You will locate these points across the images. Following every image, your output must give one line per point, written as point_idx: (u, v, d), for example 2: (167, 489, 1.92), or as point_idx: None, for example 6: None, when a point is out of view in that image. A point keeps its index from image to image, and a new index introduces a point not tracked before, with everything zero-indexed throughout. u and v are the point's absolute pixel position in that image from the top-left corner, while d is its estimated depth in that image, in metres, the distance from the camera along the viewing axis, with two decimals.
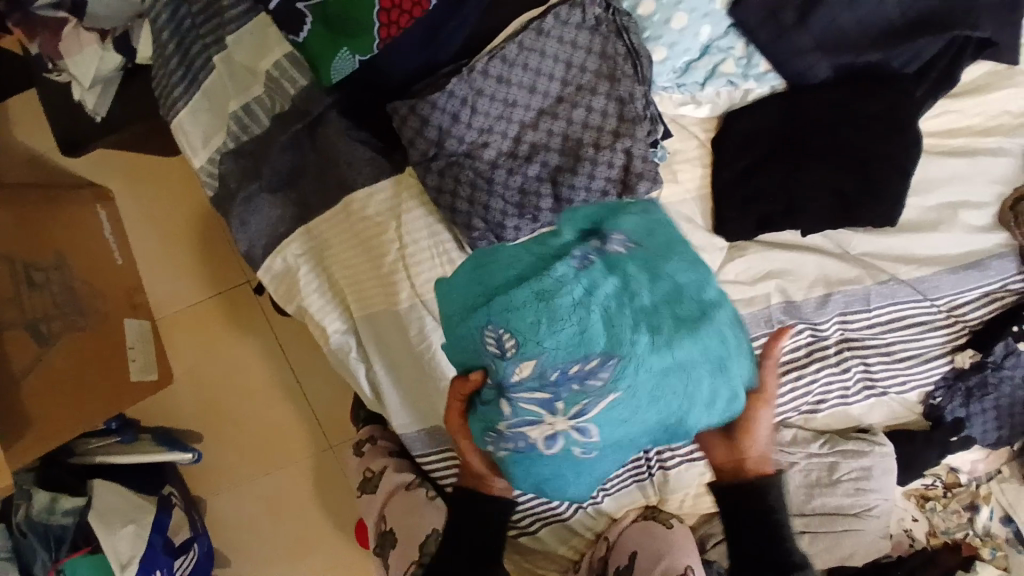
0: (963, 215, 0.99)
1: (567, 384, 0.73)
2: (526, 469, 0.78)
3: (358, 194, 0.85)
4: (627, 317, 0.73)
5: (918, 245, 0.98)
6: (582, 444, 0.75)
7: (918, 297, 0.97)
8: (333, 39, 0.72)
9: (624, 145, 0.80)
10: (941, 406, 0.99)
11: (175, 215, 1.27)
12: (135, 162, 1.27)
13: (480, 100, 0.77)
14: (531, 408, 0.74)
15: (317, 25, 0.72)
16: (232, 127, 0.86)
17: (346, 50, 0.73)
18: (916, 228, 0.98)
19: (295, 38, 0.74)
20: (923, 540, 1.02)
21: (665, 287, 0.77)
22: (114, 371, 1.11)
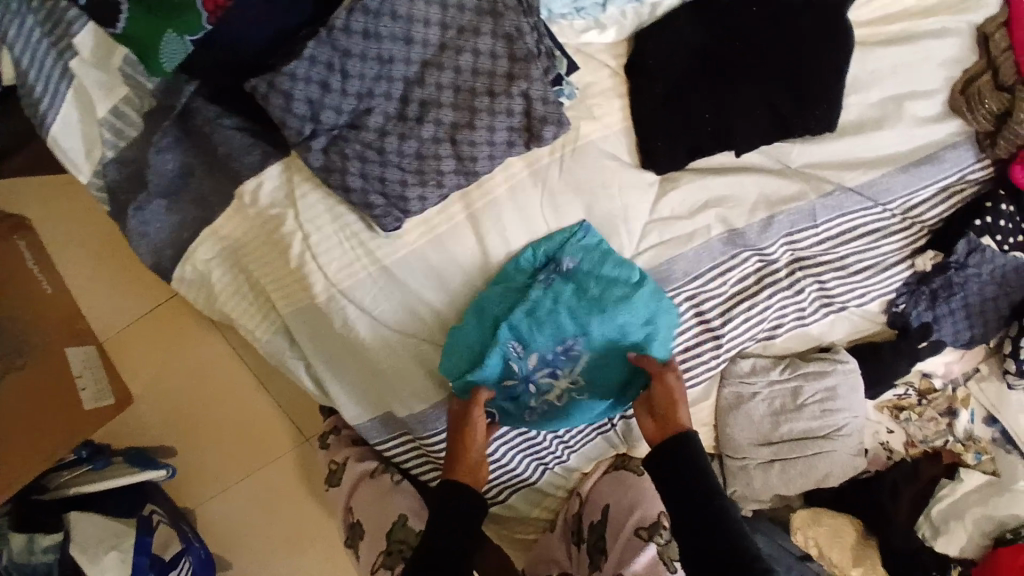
0: (909, 107, 0.90)
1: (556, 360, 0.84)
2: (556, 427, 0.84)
3: (247, 186, 0.80)
4: (588, 300, 0.83)
5: (864, 148, 0.90)
6: (585, 398, 0.84)
7: (871, 205, 0.91)
8: (154, 23, 0.66)
9: (521, 89, 0.73)
10: (906, 312, 0.94)
11: (103, 236, 1.24)
12: (50, 184, 1.23)
13: (350, 62, 0.68)
14: (545, 378, 0.84)
15: (134, 12, 0.65)
16: (106, 135, 0.82)
17: (171, 32, 0.66)
18: (859, 129, 0.90)
19: (115, 30, 0.67)
20: (901, 452, 0.96)
21: (602, 279, 0.83)
22: (63, 403, 1.08)
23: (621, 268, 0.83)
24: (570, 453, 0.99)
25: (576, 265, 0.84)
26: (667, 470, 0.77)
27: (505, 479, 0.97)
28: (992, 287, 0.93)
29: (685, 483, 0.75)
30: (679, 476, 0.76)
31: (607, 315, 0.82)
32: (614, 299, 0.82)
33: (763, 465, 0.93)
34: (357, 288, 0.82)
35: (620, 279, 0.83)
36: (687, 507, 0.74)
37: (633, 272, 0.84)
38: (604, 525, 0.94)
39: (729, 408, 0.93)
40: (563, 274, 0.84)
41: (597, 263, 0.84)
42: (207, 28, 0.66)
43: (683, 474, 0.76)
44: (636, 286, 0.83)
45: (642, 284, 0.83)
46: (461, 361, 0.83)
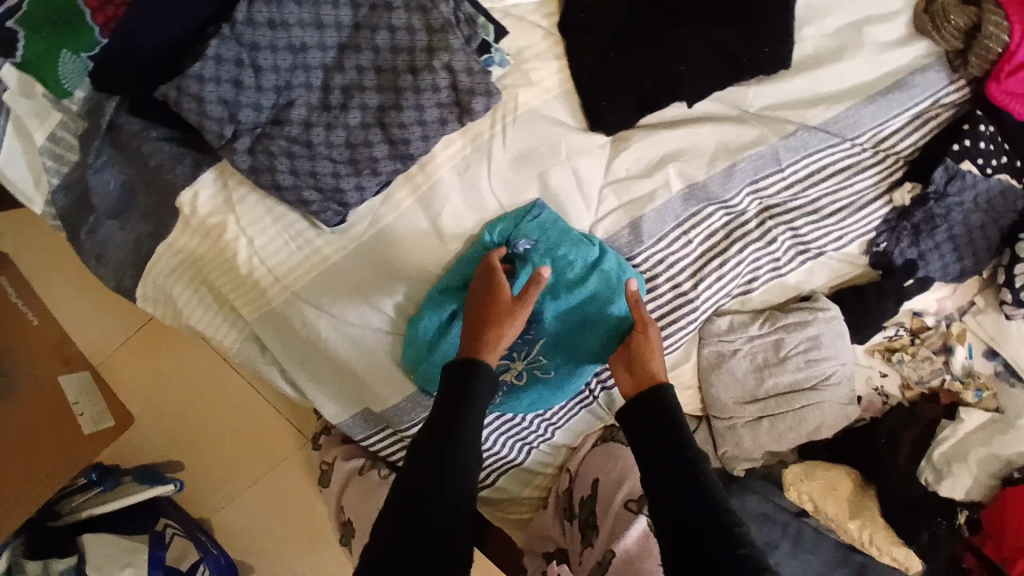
0: (871, 33, 0.84)
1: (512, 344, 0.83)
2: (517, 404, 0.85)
3: (183, 197, 0.79)
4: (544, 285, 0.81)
5: (829, 80, 0.84)
6: (542, 373, 0.84)
7: (840, 141, 0.85)
8: (48, 43, 0.65)
9: (443, 61, 0.69)
10: (888, 251, 0.90)
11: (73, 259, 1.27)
12: (26, 221, 1.27)
13: (259, 54, 0.67)
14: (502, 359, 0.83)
15: (28, 39, 0.66)
16: (48, 162, 0.82)
17: (66, 51, 0.66)
18: (819, 61, 0.84)
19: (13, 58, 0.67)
20: (897, 395, 0.93)
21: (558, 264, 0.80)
22: (62, 428, 1.11)
23: (578, 245, 0.80)
24: (554, 430, 0.98)
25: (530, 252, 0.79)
26: (653, 442, 0.72)
27: (493, 463, 0.96)
28: (977, 214, 0.88)
29: (668, 458, 0.70)
30: (664, 451, 0.71)
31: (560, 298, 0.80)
32: (567, 280, 0.80)
33: (751, 423, 0.90)
34: (308, 289, 0.82)
35: (577, 256, 0.79)
36: (671, 483, 0.68)
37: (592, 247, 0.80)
38: (595, 501, 0.92)
39: (711, 368, 0.90)
40: (517, 261, 0.80)
41: (555, 242, 0.79)
42: (103, 42, 0.66)
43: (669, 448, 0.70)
44: (591, 267, 0.80)
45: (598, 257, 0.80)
46: (415, 351, 0.83)
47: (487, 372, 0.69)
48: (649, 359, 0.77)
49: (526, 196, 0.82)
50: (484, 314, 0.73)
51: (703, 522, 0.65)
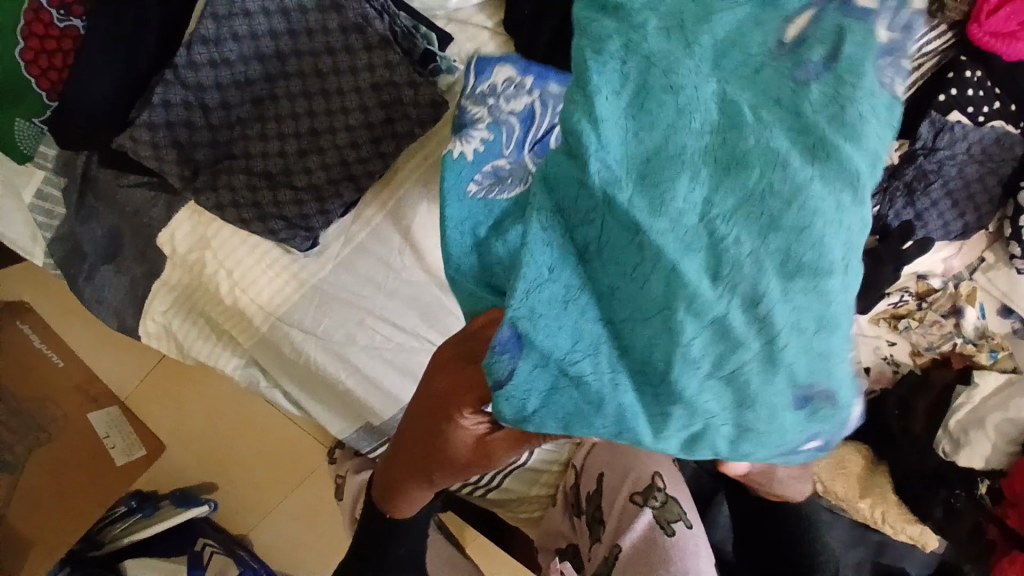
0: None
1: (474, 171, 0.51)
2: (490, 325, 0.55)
3: (162, 238, 0.82)
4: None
5: None
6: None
7: None
8: (8, 113, 0.74)
9: (385, 78, 0.70)
10: (882, 213, 0.88)
11: (66, 303, 1.31)
12: (28, 270, 1.33)
13: (205, 94, 0.70)
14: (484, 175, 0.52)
15: None
16: (38, 218, 0.87)
17: (21, 117, 0.74)
18: None
19: None
20: (908, 363, 0.91)
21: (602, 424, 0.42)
22: (94, 464, 1.17)
23: (659, 407, 0.36)
24: None
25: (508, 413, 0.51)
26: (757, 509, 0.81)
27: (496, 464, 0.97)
28: (972, 165, 0.86)
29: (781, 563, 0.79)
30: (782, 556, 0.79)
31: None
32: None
33: None
34: (292, 313, 0.83)
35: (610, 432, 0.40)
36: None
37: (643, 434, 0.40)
38: (601, 494, 0.90)
39: None
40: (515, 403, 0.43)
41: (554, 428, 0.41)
42: (51, 105, 0.72)
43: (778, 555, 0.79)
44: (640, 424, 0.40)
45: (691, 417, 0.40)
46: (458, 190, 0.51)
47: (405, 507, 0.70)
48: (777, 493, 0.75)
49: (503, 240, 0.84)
50: (432, 455, 0.60)
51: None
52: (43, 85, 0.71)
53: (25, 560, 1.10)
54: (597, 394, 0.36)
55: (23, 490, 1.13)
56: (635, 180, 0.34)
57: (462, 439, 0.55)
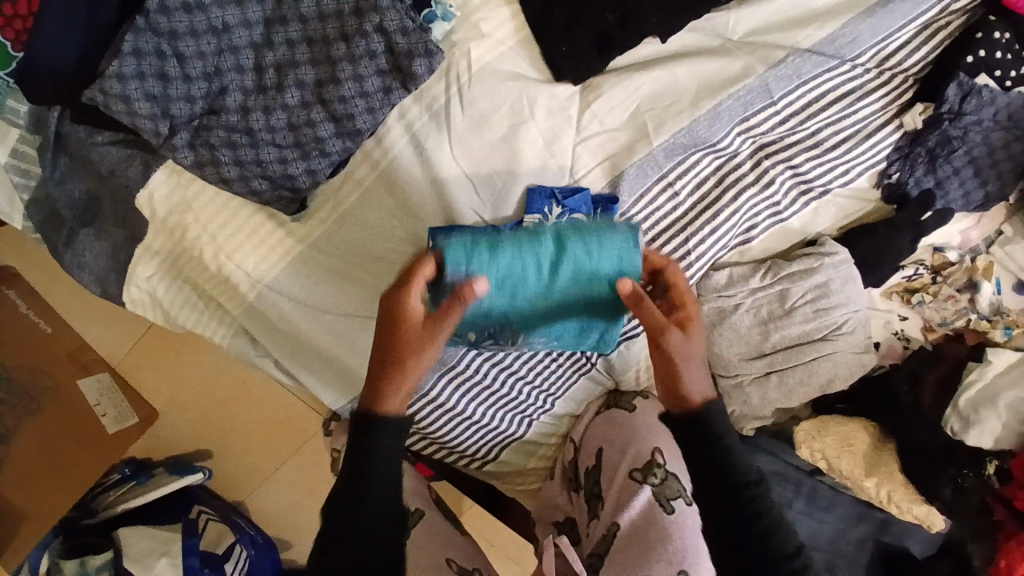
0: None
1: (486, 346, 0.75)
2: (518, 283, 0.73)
3: (140, 200, 0.78)
4: (491, 320, 0.70)
5: None
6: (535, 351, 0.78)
7: (833, 63, 0.77)
8: None
9: (374, 23, 0.65)
10: (901, 181, 0.87)
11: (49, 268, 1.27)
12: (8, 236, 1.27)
13: (180, 42, 0.65)
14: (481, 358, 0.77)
15: None
16: (15, 178, 0.82)
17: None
18: None
19: None
20: (919, 338, 0.91)
21: (510, 244, 0.67)
22: (85, 434, 1.16)
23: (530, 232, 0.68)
24: (554, 400, 0.94)
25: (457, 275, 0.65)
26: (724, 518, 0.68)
27: (492, 437, 0.95)
28: (998, 132, 0.83)
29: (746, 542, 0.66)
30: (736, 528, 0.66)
31: (530, 309, 0.70)
32: (540, 307, 0.70)
33: (760, 380, 0.85)
34: (280, 281, 0.80)
35: (527, 281, 0.68)
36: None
37: (542, 259, 0.67)
38: (599, 470, 0.89)
39: (712, 326, 0.85)
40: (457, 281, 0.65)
41: (493, 277, 0.66)
42: (18, 55, 0.67)
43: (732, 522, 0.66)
44: (551, 270, 0.68)
45: (582, 270, 0.67)
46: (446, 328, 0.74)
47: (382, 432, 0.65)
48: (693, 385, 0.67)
49: (504, 211, 0.77)
50: (384, 345, 0.65)
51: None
52: (7, 34, 0.66)
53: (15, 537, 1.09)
54: (497, 233, 0.67)
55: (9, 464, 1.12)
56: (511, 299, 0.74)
57: (410, 312, 0.63)
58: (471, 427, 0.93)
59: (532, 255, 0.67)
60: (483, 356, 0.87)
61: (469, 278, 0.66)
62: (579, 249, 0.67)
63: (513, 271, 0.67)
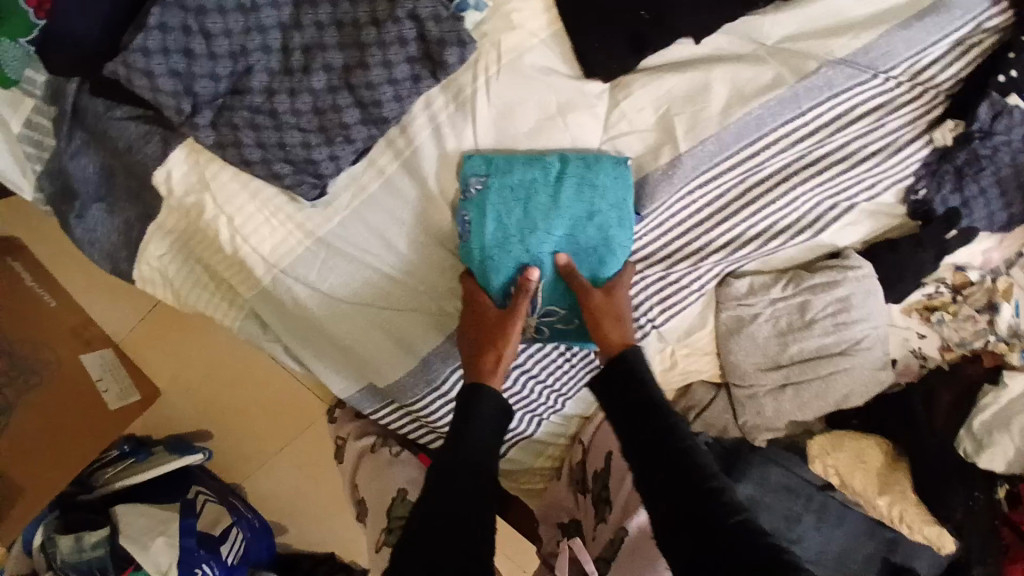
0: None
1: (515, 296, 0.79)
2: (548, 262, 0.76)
3: (158, 177, 0.76)
4: (513, 249, 0.75)
5: (850, 4, 0.74)
6: (566, 321, 0.82)
7: (864, 75, 0.76)
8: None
9: (407, 10, 0.63)
10: (928, 199, 0.85)
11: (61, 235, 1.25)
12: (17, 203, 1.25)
13: (206, 19, 0.63)
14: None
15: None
16: (28, 150, 0.81)
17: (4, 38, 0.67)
18: None
19: None
20: (937, 358, 0.91)
21: (522, 171, 0.73)
22: (86, 409, 1.14)
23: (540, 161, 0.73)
24: (564, 400, 0.94)
25: (476, 190, 0.73)
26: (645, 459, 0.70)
27: (501, 434, 0.94)
28: None
29: (666, 469, 0.68)
30: (653, 448, 0.70)
31: (547, 226, 0.74)
32: (556, 225, 0.74)
33: (773, 391, 0.84)
34: (296, 266, 0.78)
35: (538, 191, 0.73)
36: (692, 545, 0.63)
37: (548, 168, 0.73)
38: (608, 473, 0.88)
39: (729, 333, 0.85)
40: (475, 203, 0.73)
41: (505, 186, 0.73)
42: (39, 25, 0.65)
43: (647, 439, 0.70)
44: (558, 179, 0.73)
45: (585, 179, 0.72)
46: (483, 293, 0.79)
47: (487, 398, 0.76)
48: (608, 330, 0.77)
49: None
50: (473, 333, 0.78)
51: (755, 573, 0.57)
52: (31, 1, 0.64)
53: (14, 507, 1.09)
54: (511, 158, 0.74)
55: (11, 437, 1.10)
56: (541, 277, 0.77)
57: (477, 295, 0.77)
58: None
59: (535, 165, 0.73)
60: None
61: (486, 203, 0.73)
62: (577, 162, 0.73)
63: (519, 184, 0.73)
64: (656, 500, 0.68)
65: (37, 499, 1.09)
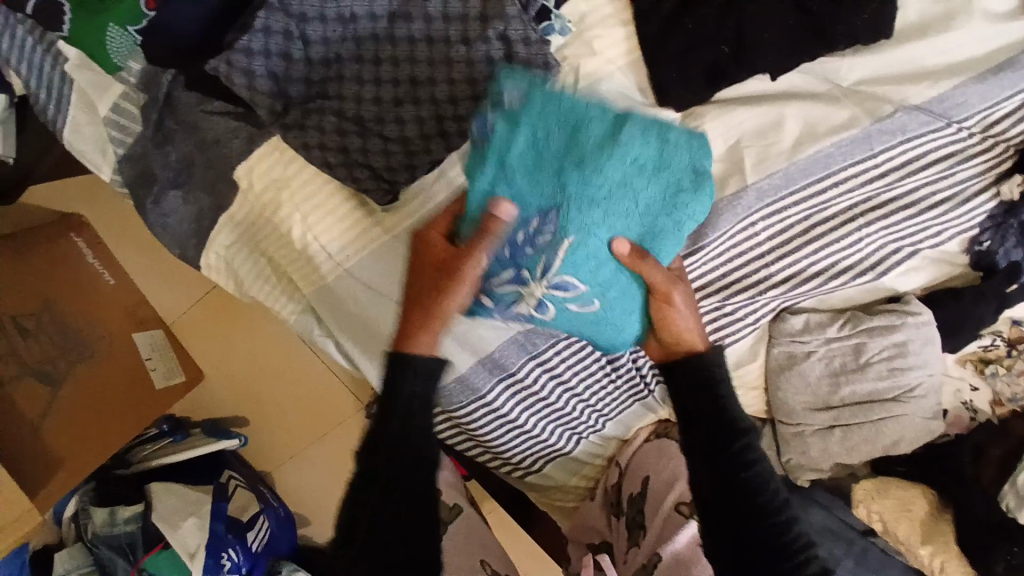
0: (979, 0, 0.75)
1: (526, 254, 0.65)
2: (582, 224, 0.62)
3: (240, 171, 0.78)
4: (542, 188, 0.62)
5: (926, 54, 0.75)
6: (579, 304, 0.68)
7: (936, 122, 0.76)
8: (97, 20, 0.73)
9: (497, 30, 0.65)
10: (991, 250, 0.84)
11: (122, 213, 1.26)
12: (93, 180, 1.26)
13: (308, 26, 0.66)
14: (507, 289, 0.67)
15: (74, 14, 0.73)
16: (113, 133, 0.83)
17: (113, 25, 0.73)
18: (916, 33, 0.75)
19: (61, 33, 0.75)
20: (987, 411, 0.89)
21: (574, 106, 0.61)
22: (136, 388, 1.16)
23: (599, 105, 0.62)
24: (605, 421, 0.94)
25: (514, 101, 0.61)
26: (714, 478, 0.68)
27: (540, 449, 0.94)
28: None
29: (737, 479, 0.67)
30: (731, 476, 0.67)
31: (597, 167, 0.61)
32: (609, 168, 0.61)
33: (821, 432, 0.84)
34: (361, 268, 0.80)
35: (591, 122, 0.61)
36: (739, 533, 0.66)
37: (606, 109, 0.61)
38: (643, 498, 0.88)
39: (780, 370, 0.84)
40: (507, 116, 0.62)
41: (550, 104, 0.61)
42: (149, 14, 0.71)
43: (727, 469, 0.67)
44: (615, 122, 0.61)
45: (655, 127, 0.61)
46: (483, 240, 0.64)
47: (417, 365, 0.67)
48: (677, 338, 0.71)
49: None
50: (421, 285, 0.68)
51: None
52: None
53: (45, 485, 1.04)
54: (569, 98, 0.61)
55: (53, 411, 1.07)
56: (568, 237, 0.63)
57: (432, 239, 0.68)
58: (520, 436, 0.92)
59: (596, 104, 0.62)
60: (544, 367, 0.87)
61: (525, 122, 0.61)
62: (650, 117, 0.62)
63: (567, 112, 0.61)
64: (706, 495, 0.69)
65: (70, 479, 1.06)
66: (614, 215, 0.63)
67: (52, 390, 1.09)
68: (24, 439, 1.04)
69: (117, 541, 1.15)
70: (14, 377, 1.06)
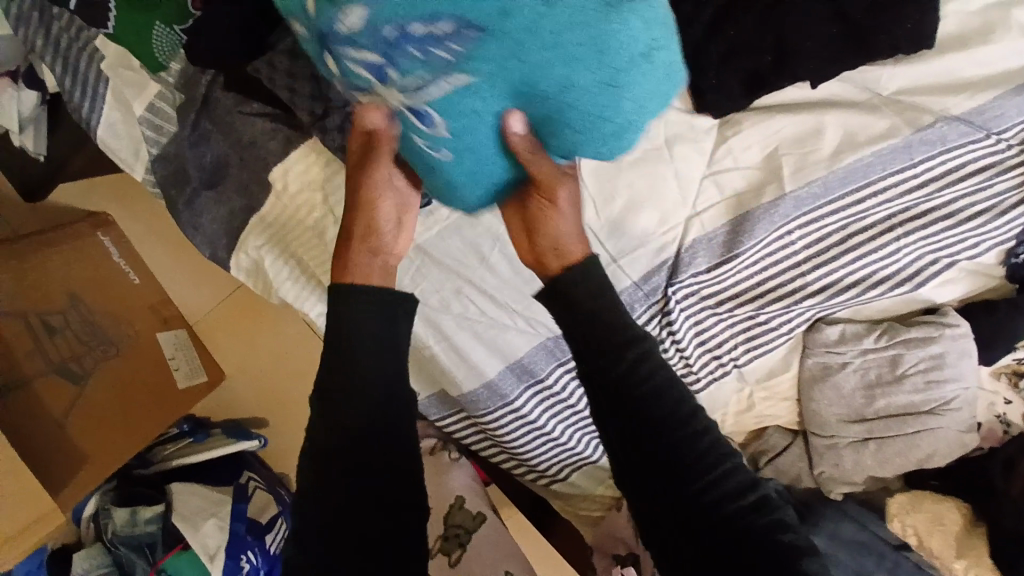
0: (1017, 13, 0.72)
1: (405, 53, 0.47)
2: (487, 84, 0.47)
3: (275, 173, 0.80)
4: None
5: (965, 65, 0.73)
6: (429, 143, 0.53)
7: (975, 134, 0.74)
8: (141, 18, 0.73)
9: None
10: None
11: (153, 212, 1.27)
12: (119, 180, 1.27)
13: None
14: (362, 70, 0.50)
15: (120, 11, 0.73)
16: (147, 133, 0.83)
17: (159, 24, 0.73)
18: (961, 44, 0.73)
19: (106, 30, 0.74)
20: (1021, 425, 0.87)
21: None
22: (159, 384, 1.17)
23: None
24: None
25: None
26: (633, 430, 0.64)
27: (565, 457, 0.94)
28: None
29: (651, 428, 0.63)
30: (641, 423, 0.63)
31: (568, 23, 0.44)
32: (576, 36, 0.45)
33: (855, 445, 0.84)
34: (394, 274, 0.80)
35: None
36: (657, 486, 0.63)
37: None
38: None
39: (814, 380, 0.84)
40: None
41: None
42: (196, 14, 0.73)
43: (640, 420, 0.63)
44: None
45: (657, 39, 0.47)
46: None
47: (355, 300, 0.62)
48: (545, 232, 0.65)
49: (621, 236, 0.77)
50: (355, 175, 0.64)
51: (747, 539, 0.60)
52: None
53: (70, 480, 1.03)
54: None
55: (78, 407, 1.07)
56: (450, 70, 0.47)
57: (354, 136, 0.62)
58: (548, 444, 0.92)
59: None
60: (573, 373, 0.86)
61: None
62: (667, 28, 0.48)
63: None
64: (625, 447, 0.65)
65: (95, 475, 1.05)
66: (537, 88, 0.47)
67: (76, 385, 1.09)
68: (45, 438, 1.03)
69: (136, 541, 1.15)
70: (39, 373, 1.06)
